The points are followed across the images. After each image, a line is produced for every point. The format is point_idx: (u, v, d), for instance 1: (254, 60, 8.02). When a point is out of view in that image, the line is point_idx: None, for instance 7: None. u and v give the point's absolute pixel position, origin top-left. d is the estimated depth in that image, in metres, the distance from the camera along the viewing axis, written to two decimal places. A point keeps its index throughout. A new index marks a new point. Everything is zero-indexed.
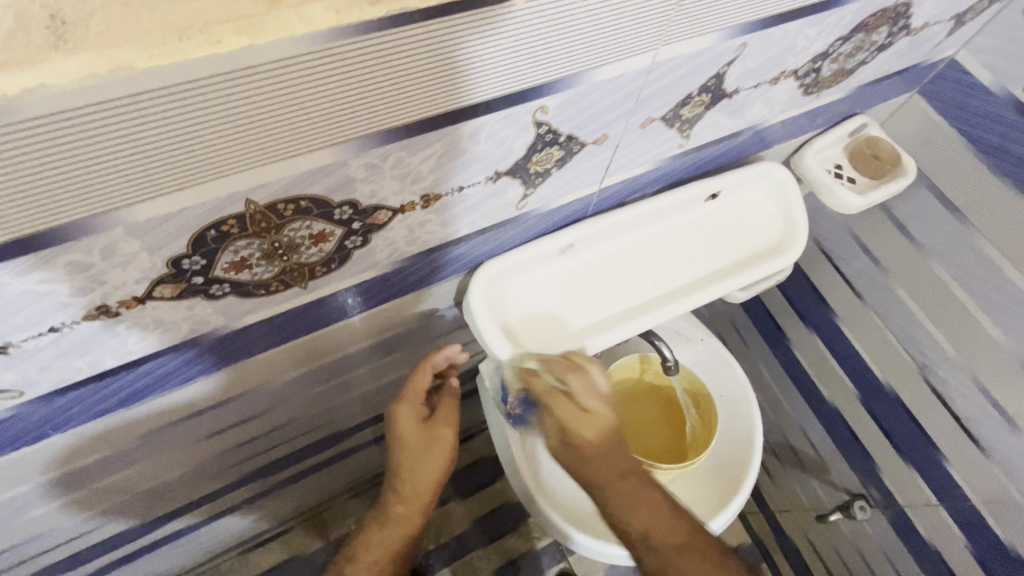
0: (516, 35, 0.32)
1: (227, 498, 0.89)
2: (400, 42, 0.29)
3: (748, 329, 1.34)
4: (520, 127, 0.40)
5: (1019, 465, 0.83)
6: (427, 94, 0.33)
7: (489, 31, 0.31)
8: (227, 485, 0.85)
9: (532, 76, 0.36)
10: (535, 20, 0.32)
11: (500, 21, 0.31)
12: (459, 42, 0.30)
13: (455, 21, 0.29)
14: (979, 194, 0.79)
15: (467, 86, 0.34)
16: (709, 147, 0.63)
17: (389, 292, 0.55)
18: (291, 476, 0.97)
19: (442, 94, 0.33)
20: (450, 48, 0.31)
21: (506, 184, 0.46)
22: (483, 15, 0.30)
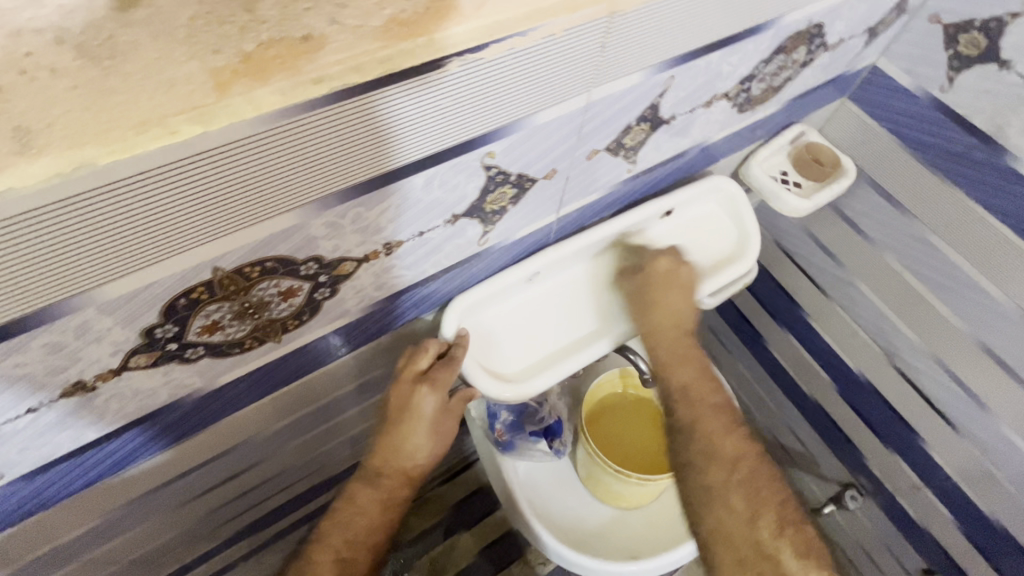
0: (485, 80, 0.35)
1: (221, 557, 0.88)
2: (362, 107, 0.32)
3: (725, 332, 1.38)
4: (471, 173, 0.43)
5: (989, 439, 0.87)
6: (383, 150, 0.35)
7: (464, 77, 0.34)
8: (220, 544, 0.84)
9: (483, 124, 0.39)
10: (465, 81, 0.34)
11: (473, 69, 0.34)
12: (438, 90, 0.34)
13: (431, 75, 0.33)
14: (915, 187, 0.84)
15: (442, 131, 0.37)
16: (658, 169, 0.66)
17: (363, 336, 0.56)
18: (286, 528, 0.96)
19: (416, 140, 0.36)
20: (429, 96, 0.34)
21: (465, 224, 0.49)
22: (427, 79, 0.33)
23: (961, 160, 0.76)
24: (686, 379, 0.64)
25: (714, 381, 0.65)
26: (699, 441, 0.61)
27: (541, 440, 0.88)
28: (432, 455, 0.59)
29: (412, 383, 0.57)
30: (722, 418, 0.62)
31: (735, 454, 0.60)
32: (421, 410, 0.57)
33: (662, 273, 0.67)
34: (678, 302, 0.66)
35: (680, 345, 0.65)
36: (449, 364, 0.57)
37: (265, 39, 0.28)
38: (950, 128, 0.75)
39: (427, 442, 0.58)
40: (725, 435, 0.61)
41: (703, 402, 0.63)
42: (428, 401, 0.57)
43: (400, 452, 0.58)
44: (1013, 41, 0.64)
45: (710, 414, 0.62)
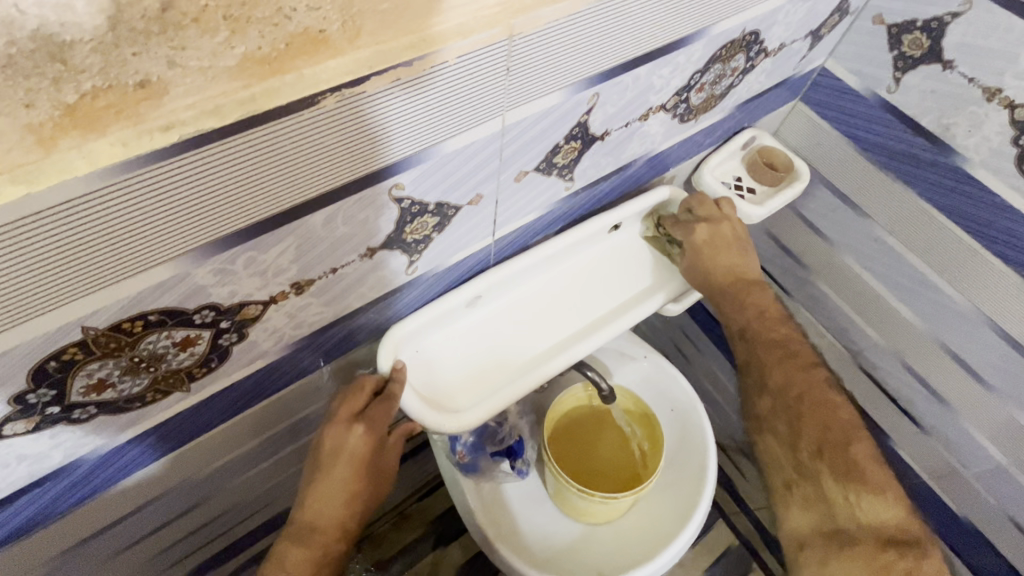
0: (460, 79, 0.36)
1: None
2: (256, 141, 0.30)
3: (697, 336, 1.37)
4: (379, 206, 0.40)
5: (954, 437, 0.86)
6: (305, 174, 0.34)
7: (448, 72, 0.34)
8: None
9: (421, 141, 0.38)
10: (446, 77, 0.35)
11: (459, 64, 0.34)
12: (428, 84, 0.34)
13: (424, 70, 0.33)
14: (869, 188, 0.82)
15: (388, 144, 0.36)
16: (600, 183, 0.64)
17: (290, 374, 0.53)
18: (247, 561, 0.93)
19: (342, 164, 0.35)
20: (415, 92, 0.34)
21: (386, 256, 0.46)
22: (417, 75, 0.33)
23: (911, 161, 0.75)
24: (763, 340, 0.64)
25: (781, 319, 0.66)
26: (754, 375, 0.64)
27: (504, 459, 0.87)
28: (370, 499, 0.58)
29: (347, 425, 0.55)
30: (776, 352, 0.63)
31: (788, 384, 0.62)
32: (357, 453, 0.55)
33: (712, 237, 0.67)
34: (736, 267, 0.67)
35: (765, 319, 0.65)
36: (387, 405, 0.56)
37: (89, 88, 0.25)
38: (899, 129, 0.74)
39: (366, 488, 0.57)
40: (777, 366, 0.63)
41: (786, 368, 0.62)
42: (364, 443, 0.56)
43: (336, 501, 0.56)
44: (955, 40, 0.63)
45: (766, 349, 0.64)
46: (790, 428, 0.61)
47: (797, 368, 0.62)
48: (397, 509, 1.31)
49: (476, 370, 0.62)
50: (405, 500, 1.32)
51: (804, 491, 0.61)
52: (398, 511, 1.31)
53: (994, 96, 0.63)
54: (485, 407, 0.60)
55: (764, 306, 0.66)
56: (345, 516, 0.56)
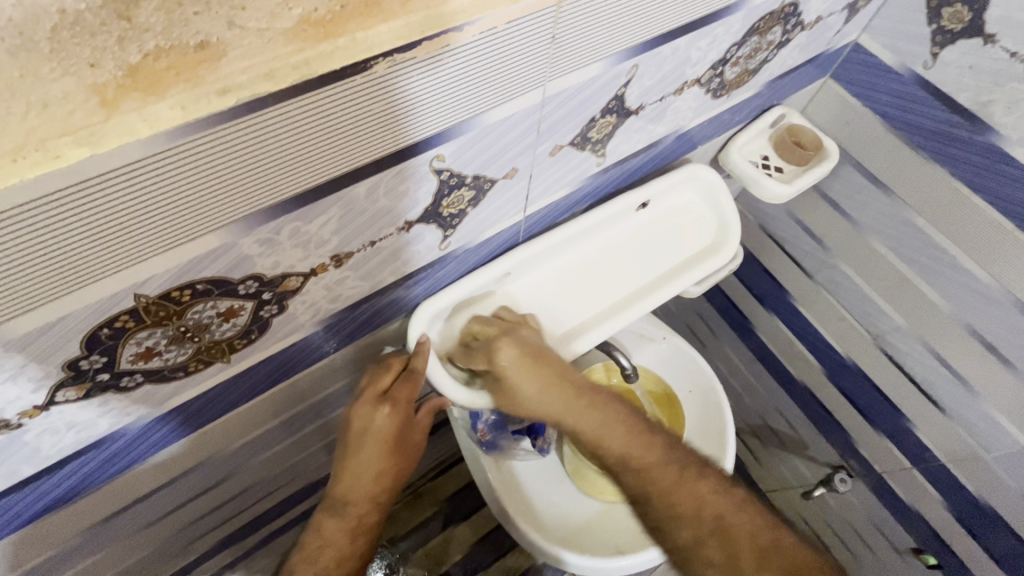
0: (494, 48, 0.34)
1: (211, 562, 0.88)
2: (305, 107, 0.29)
3: (714, 318, 1.36)
4: (419, 178, 0.40)
5: (976, 421, 0.86)
6: (351, 144, 0.33)
7: (483, 40, 0.33)
8: (205, 553, 0.84)
9: (457, 112, 0.37)
10: (481, 47, 0.34)
11: (492, 34, 0.33)
12: (456, 54, 0.33)
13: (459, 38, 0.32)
14: (900, 167, 0.81)
15: (426, 115, 0.35)
16: (631, 159, 0.63)
17: (322, 349, 0.54)
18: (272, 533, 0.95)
19: (386, 133, 0.34)
20: (449, 61, 0.33)
21: (422, 230, 0.46)
22: (454, 44, 0.32)
23: (945, 140, 0.73)
24: (648, 466, 0.54)
25: (647, 430, 0.56)
26: (658, 507, 0.52)
27: (524, 438, 0.89)
28: (399, 474, 0.59)
29: (375, 403, 0.56)
30: (671, 474, 0.53)
31: (701, 508, 0.51)
32: (386, 429, 0.56)
33: (518, 358, 0.55)
34: (614, 417, 0.56)
35: (682, 485, 0.53)
36: (413, 380, 0.56)
37: (153, 48, 0.25)
38: (933, 107, 0.72)
39: (396, 462, 0.58)
40: (679, 491, 0.52)
41: (722, 514, 0.51)
42: (392, 420, 0.56)
43: (368, 476, 0.57)
44: (998, 13, 0.61)
45: (656, 473, 0.53)
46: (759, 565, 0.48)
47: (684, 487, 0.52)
48: (413, 486, 1.34)
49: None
50: (421, 478, 1.34)
51: None
52: (414, 489, 1.34)
53: None
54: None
55: (627, 422, 0.56)
56: (377, 491, 0.58)
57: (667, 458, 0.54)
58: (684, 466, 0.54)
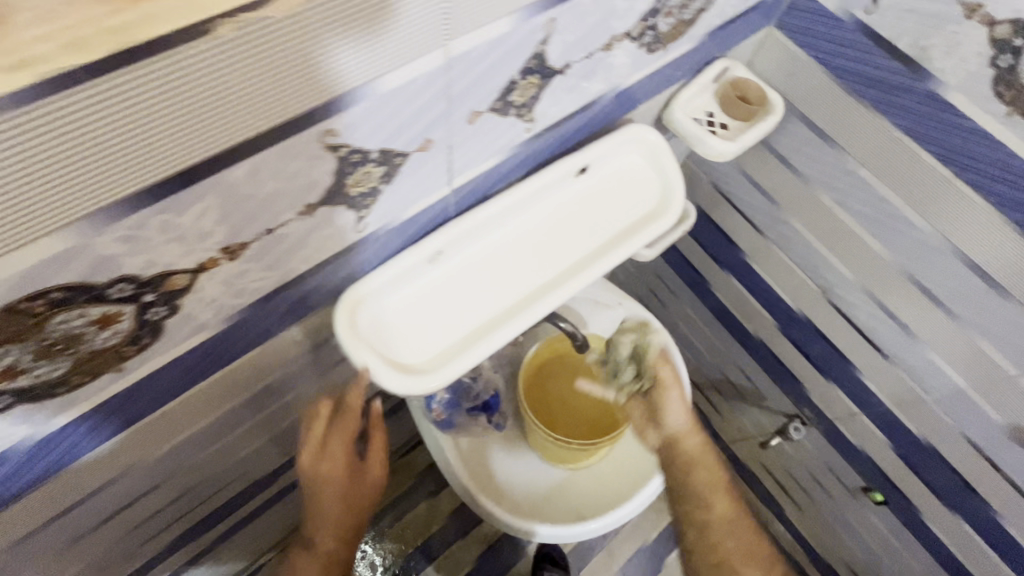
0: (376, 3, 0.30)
1: (168, 561, 0.86)
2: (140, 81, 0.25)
3: (672, 279, 1.35)
4: (312, 155, 0.36)
5: (917, 365, 0.89)
6: (213, 122, 0.29)
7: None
8: (159, 553, 0.81)
9: (343, 81, 0.33)
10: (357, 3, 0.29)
11: None
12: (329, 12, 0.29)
13: None
14: (843, 118, 0.80)
15: (305, 86, 0.31)
16: (566, 122, 0.60)
17: (240, 345, 0.50)
18: (233, 525, 0.94)
19: (256, 108, 0.30)
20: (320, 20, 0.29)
21: (329, 213, 0.42)
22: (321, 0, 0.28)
23: (886, 88, 0.72)
24: (668, 403, 0.77)
25: (678, 385, 0.78)
26: (664, 428, 0.78)
27: (481, 415, 0.88)
28: (352, 515, 0.66)
29: (319, 452, 0.62)
30: (682, 408, 0.78)
31: (691, 455, 0.77)
32: (336, 471, 0.63)
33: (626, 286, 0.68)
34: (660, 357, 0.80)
35: (683, 429, 0.78)
36: (345, 421, 0.62)
37: None
38: (874, 55, 0.71)
39: (343, 506, 0.65)
40: (682, 425, 0.77)
41: (696, 451, 0.77)
42: (331, 463, 0.63)
43: (329, 514, 0.64)
44: None
45: (670, 407, 0.78)
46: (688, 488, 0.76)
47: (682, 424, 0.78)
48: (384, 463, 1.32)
49: (448, 323, 0.59)
50: (391, 454, 1.32)
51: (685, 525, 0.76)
52: None
53: (974, 13, 0.60)
54: (465, 362, 0.58)
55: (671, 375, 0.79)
56: (348, 523, 0.65)
57: (682, 407, 0.78)
58: (689, 416, 0.78)
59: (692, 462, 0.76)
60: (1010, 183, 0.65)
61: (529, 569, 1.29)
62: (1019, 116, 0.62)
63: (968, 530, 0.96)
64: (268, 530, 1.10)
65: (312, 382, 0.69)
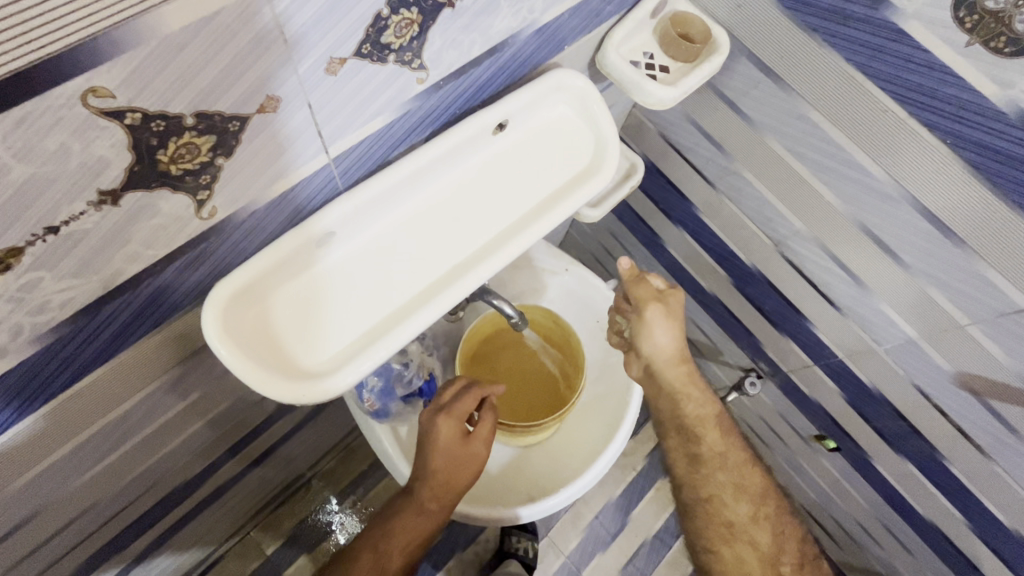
0: None
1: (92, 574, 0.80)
2: None
3: (625, 237, 1.28)
4: (81, 129, 0.27)
5: (868, 317, 0.87)
6: None
7: None
8: (77, 569, 0.76)
9: (85, 13, 0.23)
10: None
11: None
12: None
13: None
14: (794, 55, 0.72)
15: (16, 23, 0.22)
16: (471, 70, 0.50)
17: (79, 365, 0.41)
18: (166, 529, 0.88)
19: None
20: None
21: (148, 201, 0.33)
22: None
23: (837, 19, 0.64)
24: (671, 363, 0.76)
25: (680, 337, 0.76)
26: (663, 388, 0.76)
27: (418, 402, 0.79)
28: (453, 478, 0.67)
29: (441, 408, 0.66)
30: (680, 370, 0.76)
31: (695, 414, 0.76)
32: (448, 435, 0.67)
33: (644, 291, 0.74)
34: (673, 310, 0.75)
35: (687, 388, 0.76)
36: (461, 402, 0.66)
37: None
38: None
39: (451, 469, 0.67)
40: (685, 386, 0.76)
41: (695, 403, 0.77)
42: (450, 427, 0.66)
43: (426, 479, 0.67)
44: None
45: (671, 368, 0.76)
46: (685, 441, 0.77)
47: (683, 381, 0.76)
48: (345, 444, 1.28)
49: (349, 315, 0.50)
50: (352, 436, 1.28)
51: (685, 473, 0.77)
52: (345, 446, 1.28)
53: None
54: (370, 361, 0.49)
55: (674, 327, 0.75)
56: (439, 492, 0.67)
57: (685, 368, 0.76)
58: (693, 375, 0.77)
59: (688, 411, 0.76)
60: (965, 122, 0.60)
61: (496, 536, 1.26)
62: (980, 45, 0.55)
63: (914, 473, 0.97)
64: (225, 520, 1.08)
65: (211, 386, 0.61)
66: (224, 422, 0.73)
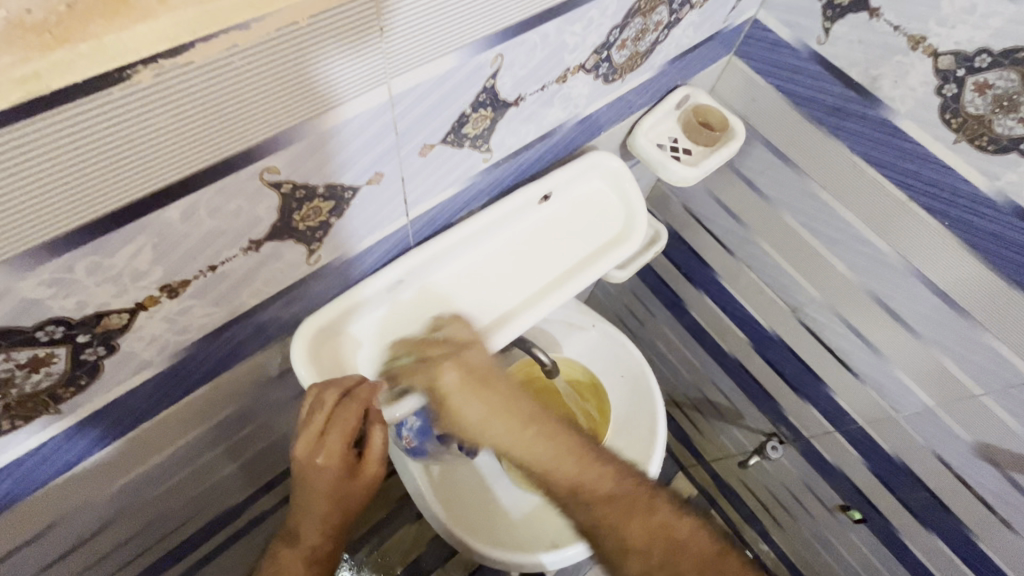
0: (314, 46, 0.31)
1: None
2: (67, 130, 0.25)
3: (649, 298, 1.35)
4: (253, 194, 0.36)
5: (885, 384, 0.90)
6: (143, 165, 0.29)
7: (296, 39, 0.29)
8: None
9: (280, 120, 0.33)
10: (293, 50, 0.30)
11: (303, 35, 0.29)
12: (267, 55, 0.29)
13: (258, 38, 0.28)
14: (804, 143, 0.81)
15: (240, 127, 0.31)
16: (526, 151, 0.60)
17: (190, 381, 0.49)
18: (202, 557, 0.92)
19: (190, 149, 0.30)
20: (254, 63, 0.29)
21: (278, 248, 0.42)
22: (256, 47, 0.28)
23: (841, 114, 0.74)
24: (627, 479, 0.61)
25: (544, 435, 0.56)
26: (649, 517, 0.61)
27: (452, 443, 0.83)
28: (343, 500, 0.58)
29: (314, 445, 0.53)
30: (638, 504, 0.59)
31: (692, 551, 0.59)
32: (327, 463, 0.54)
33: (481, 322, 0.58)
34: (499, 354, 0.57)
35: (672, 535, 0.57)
36: (338, 430, 0.52)
37: None
38: (829, 83, 0.73)
39: (339, 491, 0.57)
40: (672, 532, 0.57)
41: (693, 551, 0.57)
42: (331, 456, 0.54)
43: (317, 516, 0.58)
44: None
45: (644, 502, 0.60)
46: None
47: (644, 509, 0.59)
48: None
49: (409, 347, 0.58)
50: None
51: None
52: None
53: (918, 45, 0.62)
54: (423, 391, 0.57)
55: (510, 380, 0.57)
56: (336, 522, 0.60)
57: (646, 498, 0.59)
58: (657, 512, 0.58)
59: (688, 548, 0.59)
60: (960, 207, 0.67)
61: None
62: (966, 142, 0.64)
63: (943, 548, 0.96)
64: None
65: (274, 412, 0.68)
66: (274, 450, 0.79)
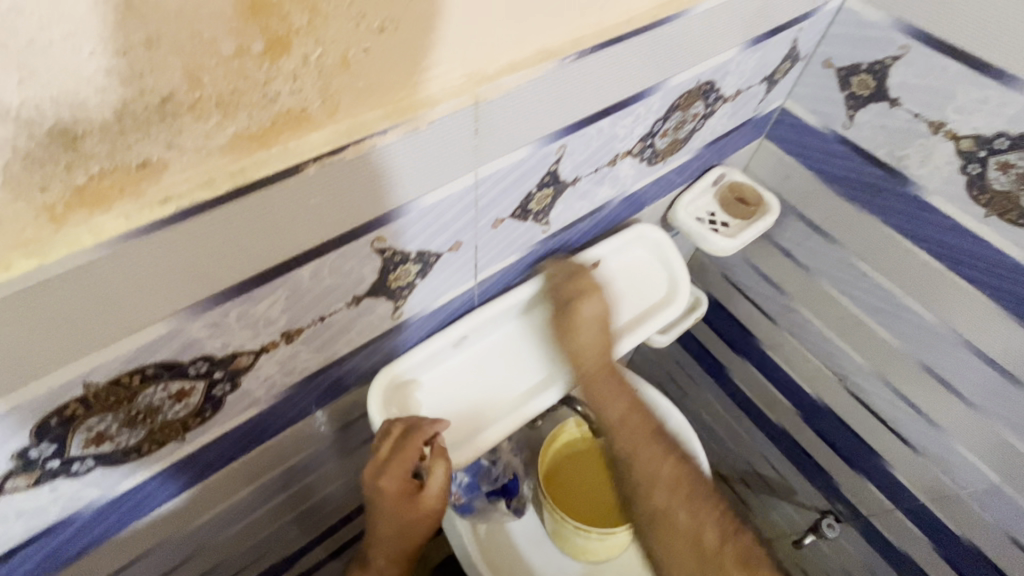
0: (421, 146, 0.39)
1: None
2: (250, 208, 0.33)
3: (691, 365, 1.36)
4: (362, 257, 0.44)
5: (947, 457, 0.87)
6: (293, 234, 0.37)
7: (410, 138, 0.38)
8: None
9: (392, 200, 0.41)
10: (407, 148, 0.38)
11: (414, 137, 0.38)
12: (390, 151, 0.37)
13: (384, 139, 0.36)
14: (837, 216, 0.86)
15: (364, 205, 0.39)
16: (579, 224, 0.68)
17: (282, 421, 0.55)
18: None
19: (326, 222, 0.38)
20: (381, 156, 0.37)
21: (372, 303, 0.49)
22: (381, 148, 0.36)
23: (872, 191, 0.79)
24: (640, 436, 0.60)
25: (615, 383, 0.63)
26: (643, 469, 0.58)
27: (500, 500, 0.85)
28: (406, 534, 0.59)
29: (377, 470, 0.55)
30: (657, 444, 0.60)
31: (674, 478, 0.58)
32: (390, 496, 0.56)
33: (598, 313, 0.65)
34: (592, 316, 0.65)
35: (665, 459, 0.59)
36: (400, 459, 0.54)
37: (97, 170, 0.27)
38: (858, 163, 0.79)
39: (403, 525, 0.58)
40: (660, 460, 0.59)
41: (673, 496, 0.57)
42: (393, 488, 0.56)
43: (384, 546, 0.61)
44: (898, 80, 0.69)
45: (644, 445, 0.59)
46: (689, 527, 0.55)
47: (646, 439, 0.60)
48: None
49: (468, 404, 0.64)
50: None
51: None
52: None
53: (938, 130, 0.68)
54: (485, 438, 0.62)
55: (598, 320, 0.65)
56: (398, 549, 0.61)
57: (655, 433, 0.61)
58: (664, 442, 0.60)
59: (681, 494, 0.57)
60: (1002, 278, 0.69)
61: None
62: (996, 217, 0.67)
63: None
64: None
65: (339, 459, 0.73)
66: (332, 500, 0.83)
